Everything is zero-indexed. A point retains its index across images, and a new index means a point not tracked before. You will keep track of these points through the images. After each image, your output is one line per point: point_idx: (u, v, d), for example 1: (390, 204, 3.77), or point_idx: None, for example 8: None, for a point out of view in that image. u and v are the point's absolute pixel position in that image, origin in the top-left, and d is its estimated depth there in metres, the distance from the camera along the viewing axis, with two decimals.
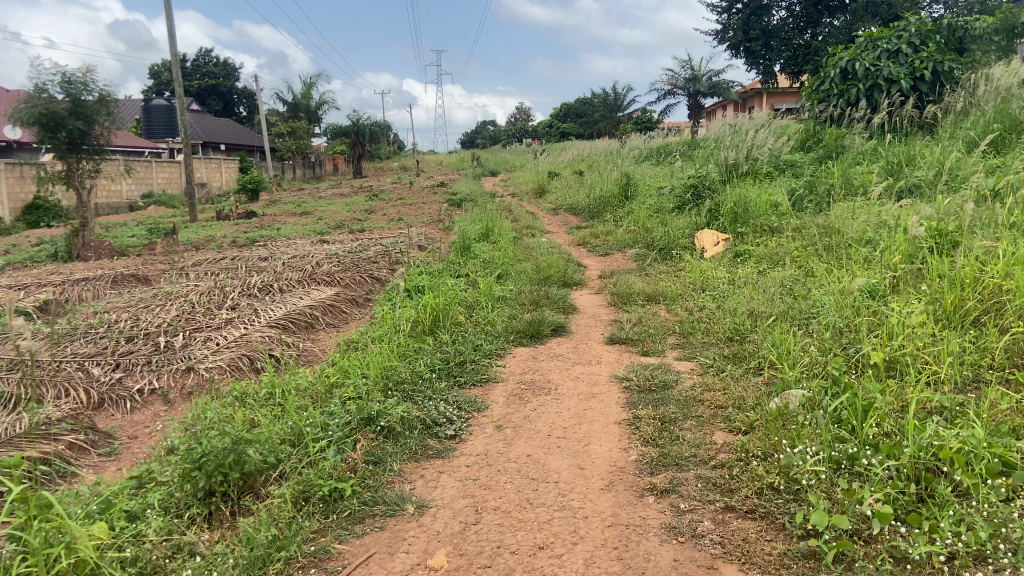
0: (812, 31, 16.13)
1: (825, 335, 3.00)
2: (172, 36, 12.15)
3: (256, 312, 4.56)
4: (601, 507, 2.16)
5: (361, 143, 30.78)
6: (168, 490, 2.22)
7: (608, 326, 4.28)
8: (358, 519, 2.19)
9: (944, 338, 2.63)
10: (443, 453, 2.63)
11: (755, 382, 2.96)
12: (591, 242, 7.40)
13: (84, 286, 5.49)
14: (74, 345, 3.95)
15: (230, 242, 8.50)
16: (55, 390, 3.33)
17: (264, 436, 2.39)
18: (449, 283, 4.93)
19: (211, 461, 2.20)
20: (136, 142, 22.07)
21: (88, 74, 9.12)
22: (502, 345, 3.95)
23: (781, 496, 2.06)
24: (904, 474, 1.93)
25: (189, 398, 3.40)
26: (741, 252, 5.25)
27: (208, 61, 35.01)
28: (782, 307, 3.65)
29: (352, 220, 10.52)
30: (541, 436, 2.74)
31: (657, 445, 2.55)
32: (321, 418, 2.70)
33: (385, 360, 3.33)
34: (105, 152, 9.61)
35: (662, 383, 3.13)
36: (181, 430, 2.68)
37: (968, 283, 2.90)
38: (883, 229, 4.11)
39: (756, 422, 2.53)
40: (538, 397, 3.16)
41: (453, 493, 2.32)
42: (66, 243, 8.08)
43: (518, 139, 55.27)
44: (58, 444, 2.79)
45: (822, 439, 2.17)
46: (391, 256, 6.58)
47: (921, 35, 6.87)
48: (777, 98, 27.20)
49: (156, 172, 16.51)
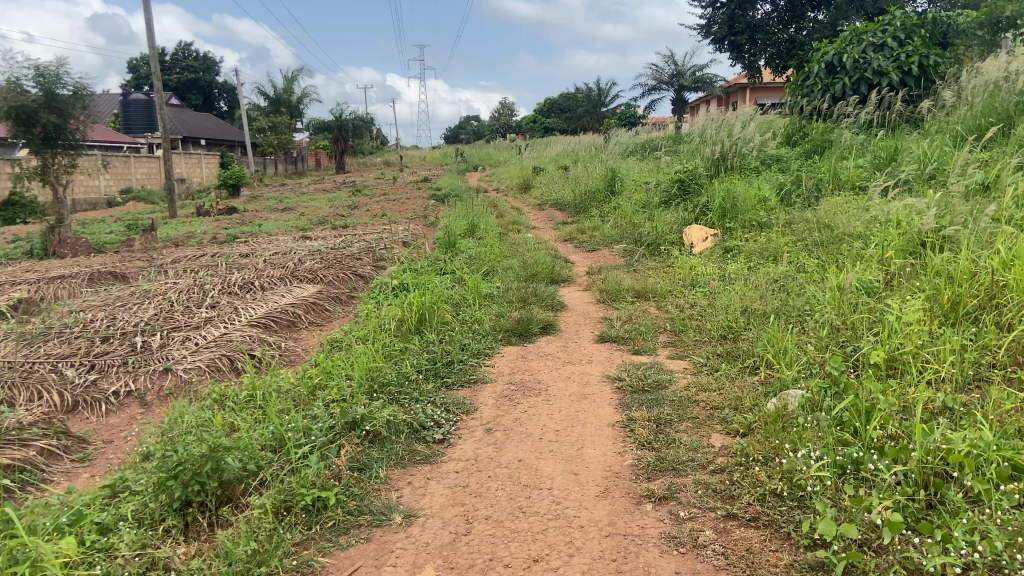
0: (796, 26, 16.20)
1: (821, 334, 2.96)
2: (149, 29, 11.74)
3: (236, 310, 4.40)
4: (598, 516, 2.07)
5: (345, 138, 30.43)
6: (141, 501, 2.05)
7: (598, 323, 4.19)
8: (343, 530, 2.05)
9: (943, 336, 2.61)
10: (432, 458, 2.52)
11: (751, 382, 2.90)
12: (578, 238, 7.32)
13: (59, 284, 5.27)
14: (48, 346, 3.76)
15: (210, 238, 8.29)
16: (26, 393, 3.15)
17: (244, 442, 2.24)
18: (435, 280, 4.80)
19: (187, 470, 2.04)
20: (113, 137, 21.48)
21: (62, 67, 8.77)
22: (489, 344, 3.84)
23: (785, 503, 2.01)
24: (913, 480, 1.91)
25: (167, 400, 3.24)
26: (731, 248, 5.21)
27: (188, 54, 34.37)
28: (776, 303, 3.59)
29: (335, 216, 10.29)
30: (533, 440, 2.64)
31: (652, 448, 2.47)
32: (304, 422, 2.55)
33: (370, 360, 3.20)
34: (82, 147, 9.27)
35: (655, 383, 3.05)
36: (157, 436, 2.53)
37: (966, 278, 2.88)
38: (875, 224, 4.08)
39: (754, 424, 2.48)
40: (528, 398, 3.06)
41: (442, 501, 2.21)
42: (40, 240, 7.76)
43: (503, 134, 54.99)
44: (29, 450, 2.61)
45: (825, 443, 2.14)
46: (375, 252, 6.44)
47: (906, 28, 6.84)
48: (761, 93, 27.37)
49: (135, 167, 16.10)
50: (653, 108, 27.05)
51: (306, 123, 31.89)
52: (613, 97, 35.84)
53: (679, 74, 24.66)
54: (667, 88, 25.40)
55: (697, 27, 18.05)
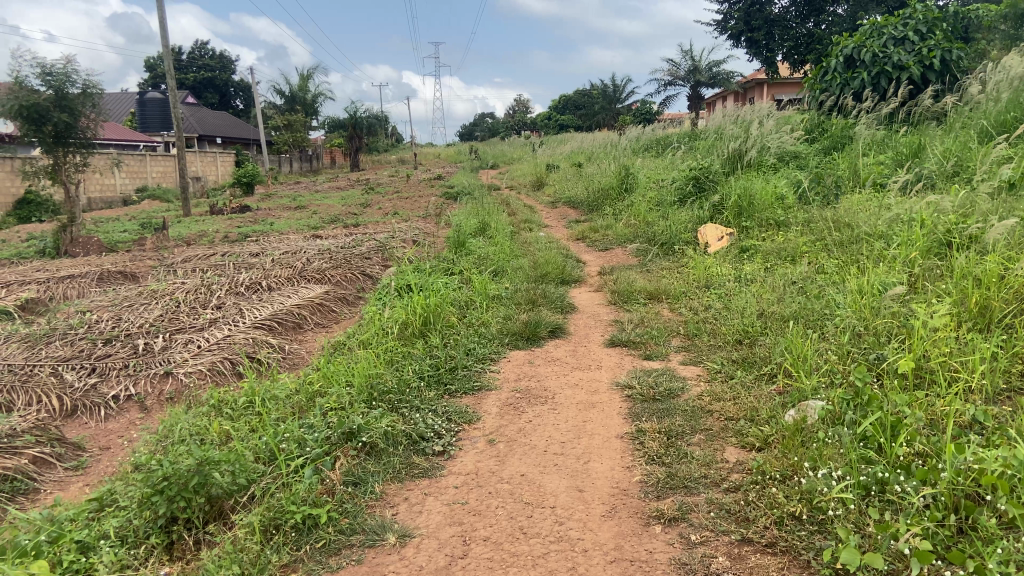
0: (815, 19, 15.79)
1: (843, 340, 2.80)
2: (163, 29, 11.75)
3: (241, 311, 4.34)
4: (602, 539, 1.95)
5: (359, 135, 30.52)
6: (126, 517, 1.97)
7: (608, 327, 4.06)
8: (334, 551, 1.96)
9: (972, 344, 2.46)
10: (431, 472, 2.42)
11: (768, 392, 2.75)
12: (590, 237, 7.17)
13: (68, 283, 5.26)
14: (50, 348, 3.72)
15: (222, 237, 8.28)
16: (25, 398, 3.11)
17: (235, 454, 2.15)
18: (441, 281, 4.69)
19: (172, 485, 1.95)
20: (129, 136, 21.75)
21: (70, 65, 8.80)
22: (496, 348, 3.73)
23: (804, 527, 1.88)
24: (942, 504, 1.78)
25: (167, 405, 3.17)
26: (747, 248, 5.04)
27: (204, 54, 34.80)
28: (796, 306, 3.43)
29: (347, 215, 10.23)
30: (537, 452, 2.53)
31: (662, 463, 2.34)
32: (300, 431, 2.47)
33: (371, 366, 3.10)
34: (94, 145, 9.31)
35: (667, 391, 2.92)
36: (150, 446, 2.45)
37: (994, 281, 2.72)
38: (897, 224, 3.89)
39: (771, 438, 2.34)
40: (534, 407, 2.95)
41: (439, 519, 2.10)
42: (54, 239, 7.81)
43: (517, 132, 54.66)
44: (21, 459, 2.56)
45: (848, 461, 2.01)
46: (384, 251, 6.37)
47: (928, 22, 6.59)
48: (778, 88, 26.90)
49: (151, 166, 16.23)
50: (667, 104, 26.74)
51: (320, 121, 32.05)
52: (628, 94, 35.48)
53: (695, 70, 24.31)
54: (682, 84, 25.05)
55: (712, 22, 17.69)
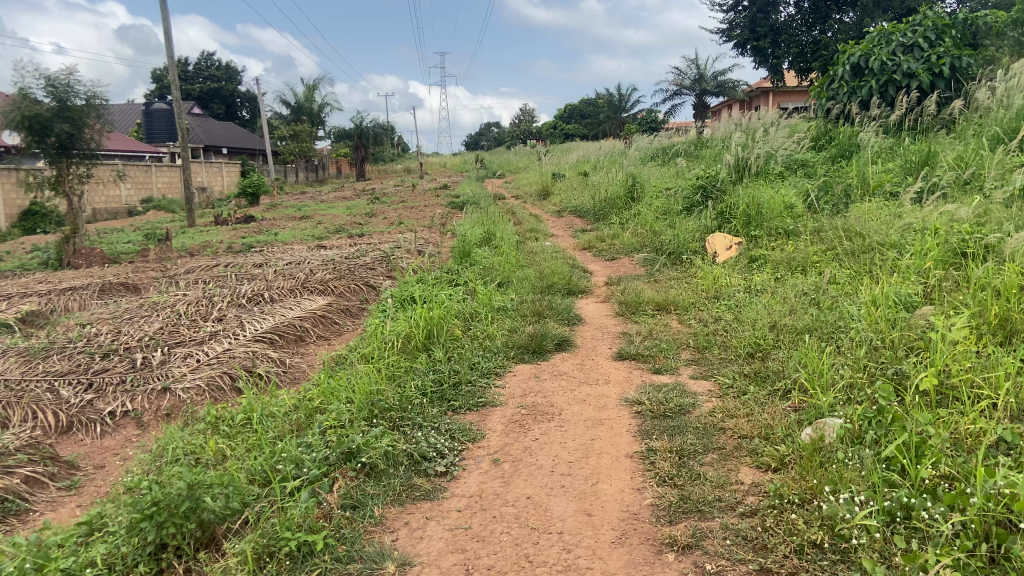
0: (822, 27, 15.70)
1: (859, 355, 2.69)
2: (168, 40, 11.84)
3: (242, 324, 4.27)
4: (612, 568, 1.85)
5: (364, 145, 30.62)
6: (114, 543, 1.89)
7: (616, 339, 3.96)
8: None
9: (994, 359, 2.35)
10: (433, 494, 2.33)
11: (782, 409, 2.64)
12: (597, 246, 7.09)
13: (70, 295, 5.23)
14: (48, 362, 3.66)
15: (226, 247, 8.25)
16: (20, 413, 3.05)
17: (229, 477, 2.08)
18: (445, 292, 4.62)
19: (163, 510, 1.88)
20: (136, 147, 21.92)
21: (73, 76, 8.82)
22: (501, 362, 3.64)
23: (826, 556, 1.77)
24: (973, 532, 1.67)
25: (164, 421, 3.10)
26: (756, 257, 4.93)
27: (211, 66, 35.18)
28: (809, 319, 3.33)
29: (352, 225, 10.20)
30: (543, 473, 2.43)
31: (674, 485, 2.24)
32: (297, 451, 2.40)
33: (372, 382, 3.02)
34: (98, 156, 9.33)
35: (677, 408, 2.82)
36: (144, 466, 2.38)
37: (1014, 293, 2.63)
38: (910, 233, 3.80)
39: (788, 458, 2.24)
40: (540, 424, 2.85)
41: (440, 546, 2.01)
42: (56, 251, 7.82)
43: (522, 140, 54.81)
44: (13, 478, 2.49)
45: (870, 485, 1.91)
46: (388, 262, 6.30)
47: (938, 29, 6.49)
48: (785, 97, 26.82)
49: (156, 176, 16.33)
50: (672, 113, 26.71)
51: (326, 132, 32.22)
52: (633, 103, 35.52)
53: (700, 79, 24.26)
54: (687, 92, 24.99)
55: (717, 31, 17.64)
